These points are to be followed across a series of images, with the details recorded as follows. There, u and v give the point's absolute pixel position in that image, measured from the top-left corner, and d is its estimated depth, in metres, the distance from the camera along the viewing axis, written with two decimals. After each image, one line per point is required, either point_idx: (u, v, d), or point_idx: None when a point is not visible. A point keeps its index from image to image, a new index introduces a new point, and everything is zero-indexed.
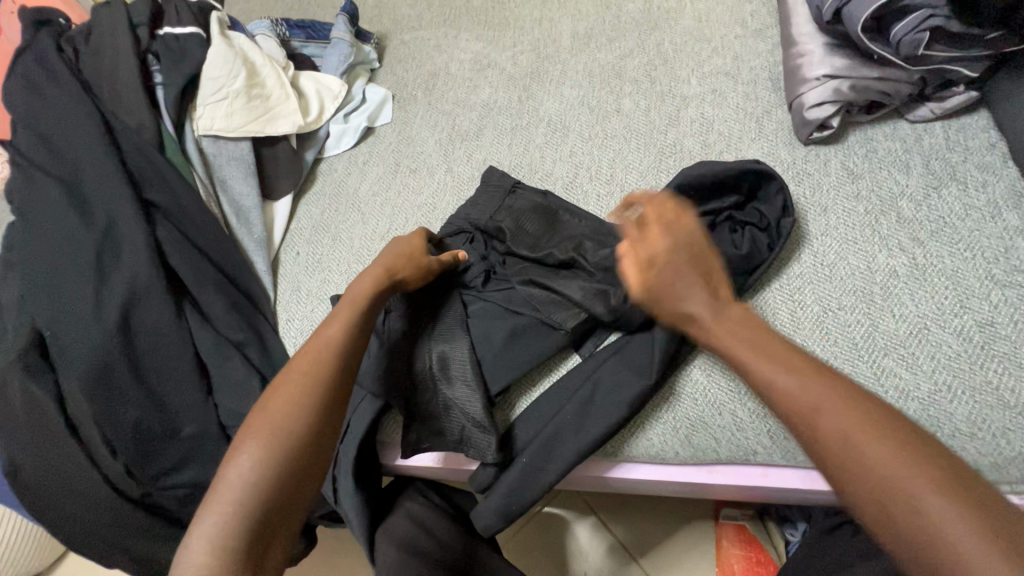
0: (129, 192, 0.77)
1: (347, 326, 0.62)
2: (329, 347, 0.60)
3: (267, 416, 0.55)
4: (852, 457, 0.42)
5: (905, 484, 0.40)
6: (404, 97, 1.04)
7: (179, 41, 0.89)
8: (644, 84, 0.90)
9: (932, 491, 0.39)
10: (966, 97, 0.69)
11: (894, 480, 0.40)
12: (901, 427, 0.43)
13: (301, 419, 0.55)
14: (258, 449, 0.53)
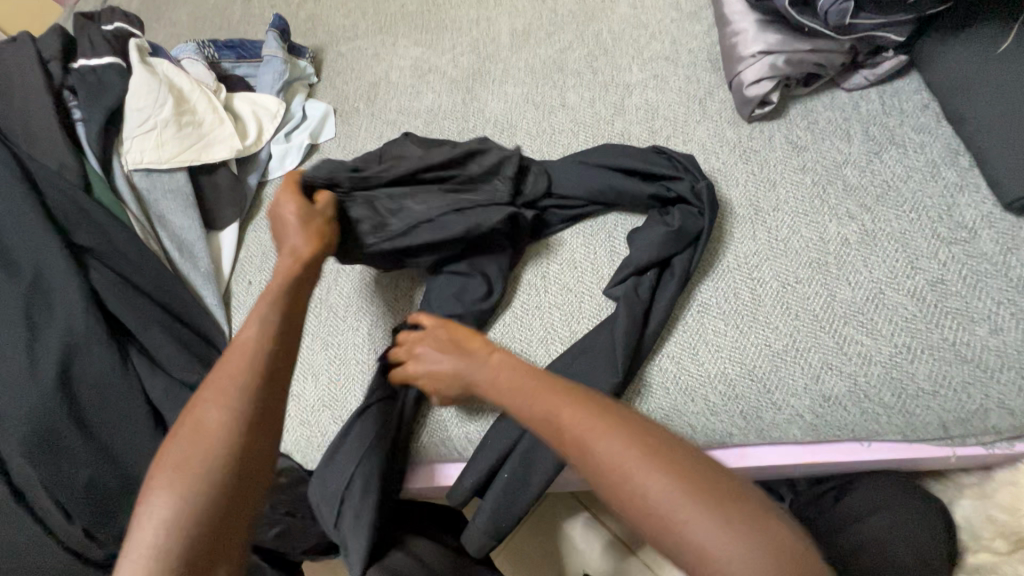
0: (55, 238, 0.73)
1: (259, 326, 0.54)
2: (244, 347, 0.52)
3: (176, 442, 0.47)
4: (667, 525, 0.40)
5: (718, 555, 0.38)
6: (346, 110, 1.01)
7: (96, 73, 0.84)
8: (586, 76, 0.89)
9: (673, 491, 0.40)
10: (896, 63, 0.70)
11: (703, 550, 0.38)
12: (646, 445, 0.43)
13: (231, 431, 0.48)
14: (179, 480, 0.45)
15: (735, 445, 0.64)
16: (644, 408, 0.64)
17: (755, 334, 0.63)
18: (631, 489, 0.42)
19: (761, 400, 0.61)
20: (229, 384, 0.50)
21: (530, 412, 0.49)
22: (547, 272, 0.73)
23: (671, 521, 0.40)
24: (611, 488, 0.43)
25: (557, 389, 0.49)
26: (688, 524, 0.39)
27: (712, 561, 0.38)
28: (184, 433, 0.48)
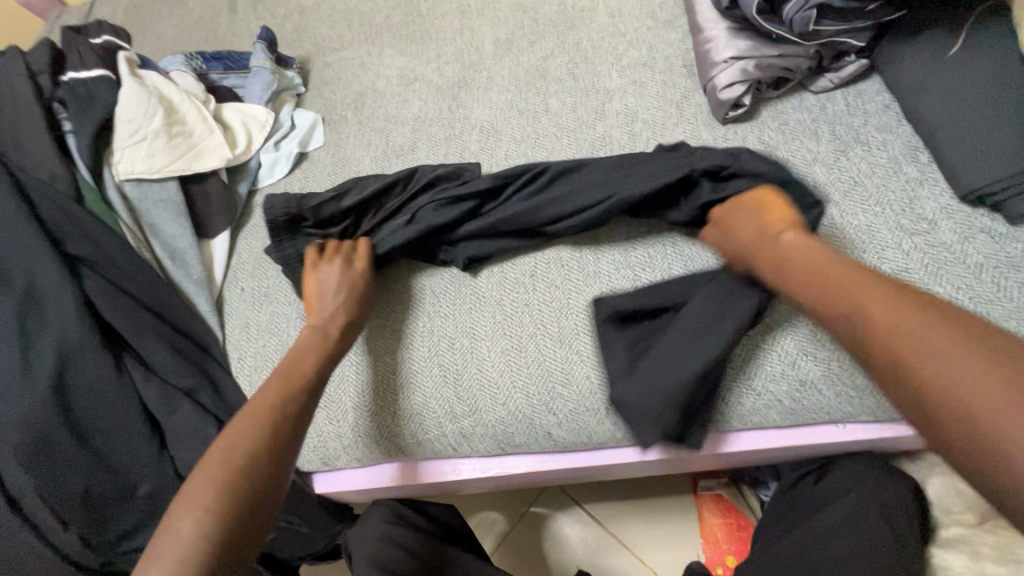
0: (48, 248, 0.73)
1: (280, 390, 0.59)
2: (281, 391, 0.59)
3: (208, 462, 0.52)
4: (906, 350, 0.42)
5: (918, 334, 0.43)
6: (335, 119, 1.03)
7: (85, 86, 0.85)
8: (568, 82, 0.92)
9: (944, 343, 0.41)
10: (857, 66, 0.75)
11: (937, 368, 0.40)
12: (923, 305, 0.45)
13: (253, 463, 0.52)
14: (197, 507, 0.49)
15: (718, 432, 0.68)
16: None
17: None
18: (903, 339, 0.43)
19: (742, 385, 0.64)
20: (253, 429, 0.55)
21: (818, 290, 0.51)
22: (573, 283, 0.73)
23: (910, 337, 0.43)
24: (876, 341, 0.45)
25: (847, 268, 0.50)
26: (930, 348, 0.41)
27: (943, 369, 0.40)
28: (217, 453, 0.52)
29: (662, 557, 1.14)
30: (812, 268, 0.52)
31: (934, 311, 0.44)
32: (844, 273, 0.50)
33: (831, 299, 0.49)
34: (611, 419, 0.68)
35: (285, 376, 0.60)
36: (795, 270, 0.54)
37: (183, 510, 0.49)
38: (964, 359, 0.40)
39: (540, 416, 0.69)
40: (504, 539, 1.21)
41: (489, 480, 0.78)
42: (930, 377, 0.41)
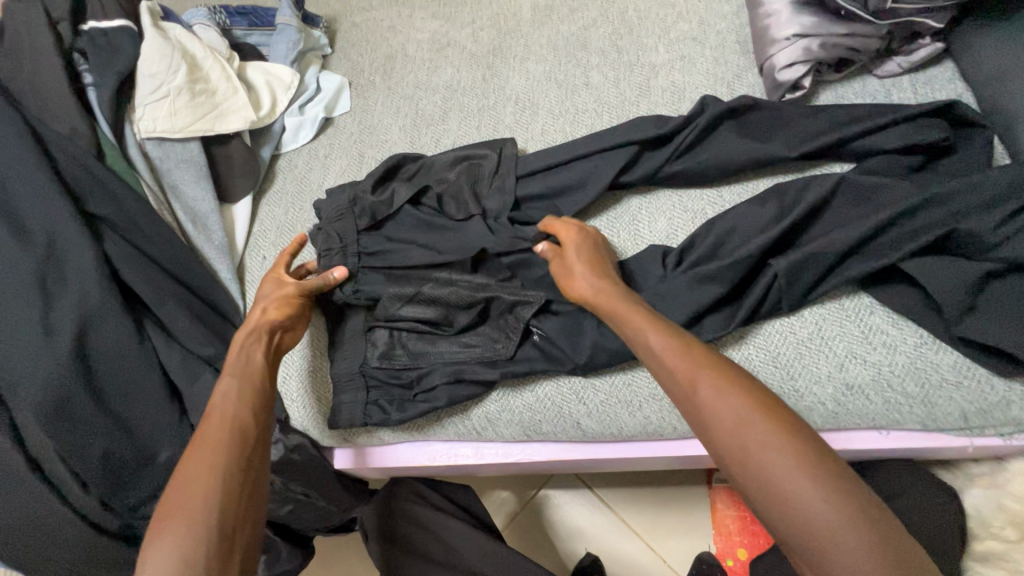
0: (68, 206, 0.71)
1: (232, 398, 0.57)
2: (219, 422, 0.54)
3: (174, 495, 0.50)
4: (796, 519, 0.42)
5: (792, 498, 0.42)
6: (362, 83, 0.98)
7: (106, 36, 0.81)
8: (610, 55, 0.87)
9: (810, 487, 0.42)
10: (932, 50, 0.69)
11: (800, 507, 0.42)
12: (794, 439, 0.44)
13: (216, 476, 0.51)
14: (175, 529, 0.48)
15: None
16: (665, 392, 0.65)
17: (780, 319, 0.63)
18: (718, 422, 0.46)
19: (785, 382, 0.61)
20: (210, 449, 0.52)
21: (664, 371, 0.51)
22: None
23: (817, 530, 0.41)
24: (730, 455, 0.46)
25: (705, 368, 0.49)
26: (793, 489, 0.42)
27: (803, 518, 0.41)
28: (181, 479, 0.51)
29: (673, 546, 1.14)
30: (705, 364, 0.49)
31: (738, 395, 0.47)
32: (694, 377, 0.48)
33: (702, 391, 0.48)
34: (643, 413, 0.65)
35: (236, 389, 0.58)
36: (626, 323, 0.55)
37: (155, 543, 0.47)
38: (782, 451, 0.43)
39: (569, 404, 0.67)
40: (512, 520, 1.21)
41: (511, 465, 0.76)
42: (807, 529, 0.41)
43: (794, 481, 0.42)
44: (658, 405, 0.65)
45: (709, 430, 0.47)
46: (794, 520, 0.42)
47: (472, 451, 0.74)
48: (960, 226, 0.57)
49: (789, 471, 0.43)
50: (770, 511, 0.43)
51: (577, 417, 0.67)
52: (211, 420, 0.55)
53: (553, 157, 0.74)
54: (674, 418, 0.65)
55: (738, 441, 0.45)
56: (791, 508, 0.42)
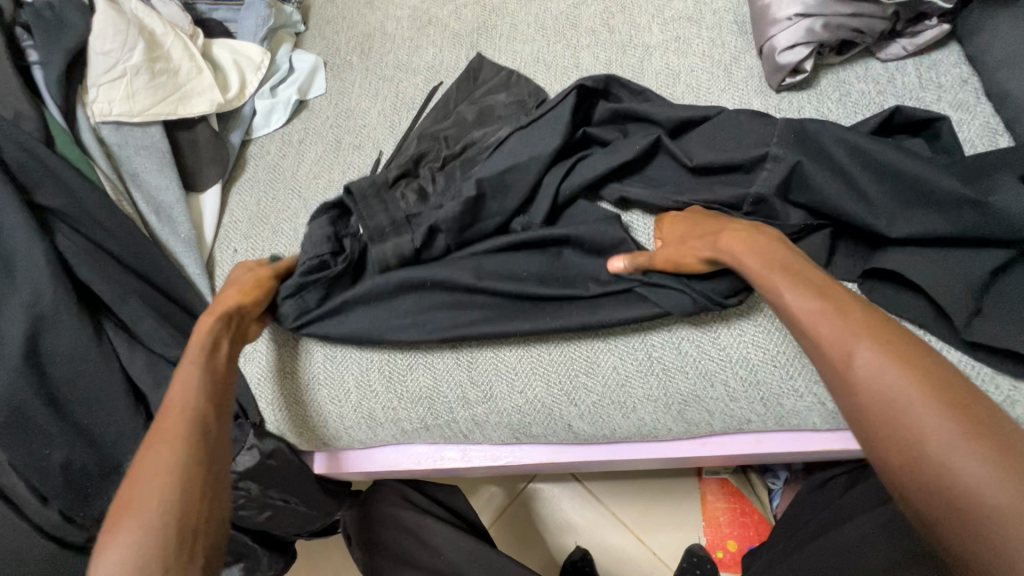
0: (15, 197, 0.64)
1: (192, 385, 0.53)
2: (179, 402, 0.51)
3: (122, 504, 0.46)
4: (959, 496, 0.37)
5: (961, 473, 0.37)
6: (338, 63, 0.93)
7: (54, 10, 0.73)
8: (602, 35, 0.82)
9: (980, 454, 0.37)
10: (937, 32, 0.66)
11: (966, 480, 0.37)
12: (960, 394, 0.40)
13: (177, 478, 0.46)
14: (127, 538, 0.43)
15: (751, 432, 0.64)
16: (660, 393, 0.62)
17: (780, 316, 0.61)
18: (847, 355, 0.43)
19: (782, 382, 0.59)
20: (169, 441, 0.49)
21: (810, 329, 0.46)
22: None
23: (970, 497, 0.37)
24: (883, 423, 0.41)
25: (857, 325, 0.44)
26: (953, 457, 0.38)
27: (969, 496, 0.37)
28: (133, 485, 0.46)
29: (662, 538, 1.13)
30: (870, 327, 0.44)
31: (891, 346, 0.42)
32: (838, 330, 0.44)
33: (853, 345, 0.43)
34: (636, 414, 0.63)
35: (199, 372, 0.54)
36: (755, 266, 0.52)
37: (109, 548, 0.43)
38: (907, 380, 0.41)
39: (560, 407, 0.64)
40: (499, 516, 1.19)
41: (500, 467, 0.73)
42: (960, 502, 0.37)
43: (934, 428, 0.39)
44: (651, 405, 0.62)
45: (860, 401, 0.42)
46: (965, 500, 0.37)
47: (461, 454, 0.71)
48: (973, 216, 0.55)
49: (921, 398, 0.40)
50: (921, 484, 0.39)
51: (568, 419, 0.64)
52: (170, 409, 0.51)
53: (512, 155, 0.68)
54: (669, 419, 0.62)
55: (847, 356, 0.43)
56: (916, 438, 0.39)
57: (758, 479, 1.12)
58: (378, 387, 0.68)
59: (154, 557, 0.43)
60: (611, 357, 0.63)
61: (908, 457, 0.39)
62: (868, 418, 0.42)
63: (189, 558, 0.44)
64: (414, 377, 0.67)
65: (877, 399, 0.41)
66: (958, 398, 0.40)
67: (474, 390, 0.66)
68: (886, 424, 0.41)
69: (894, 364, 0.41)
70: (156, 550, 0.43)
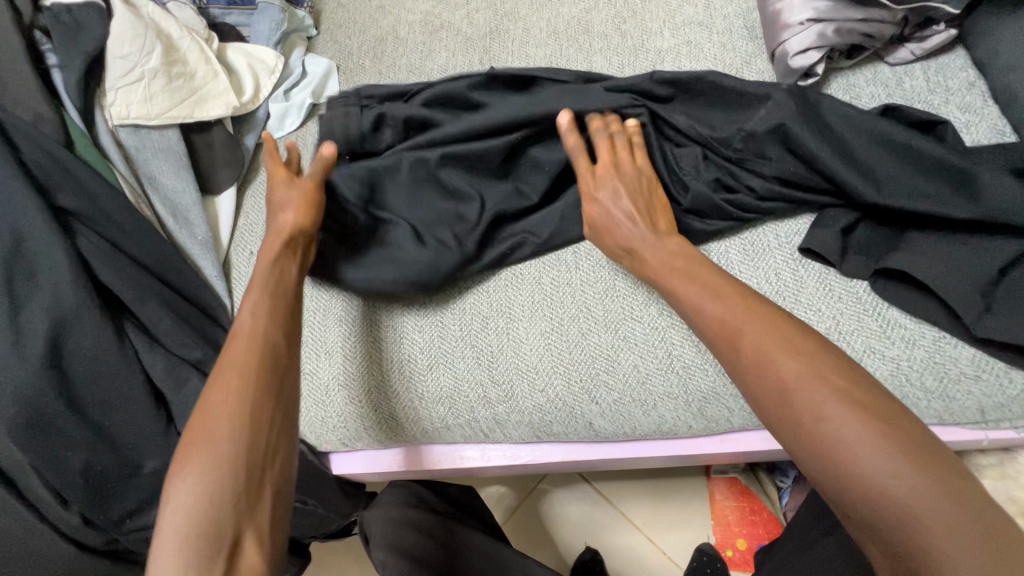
0: (36, 199, 0.64)
1: (260, 315, 0.54)
2: (246, 335, 0.53)
3: (196, 428, 0.48)
4: (878, 499, 0.39)
5: (880, 480, 0.39)
6: (351, 67, 0.93)
7: (71, 13, 0.74)
8: (614, 39, 0.84)
9: (898, 460, 0.40)
10: (945, 36, 0.68)
11: (881, 486, 0.39)
12: (873, 399, 0.43)
13: (247, 405, 0.48)
14: (202, 460, 0.45)
15: (769, 428, 0.65)
16: (681, 391, 0.63)
17: (800, 314, 0.62)
18: (774, 374, 0.46)
19: None
20: (240, 366, 0.50)
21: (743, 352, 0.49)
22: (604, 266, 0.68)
23: (889, 500, 0.39)
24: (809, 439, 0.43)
25: (783, 345, 0.47)
26: (868, 463, 0.40)
27: (887, 500, 0.39)
28: (206, 408, 0.48)
29: (672, 539, 1.14)
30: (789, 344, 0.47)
31: (808, 360, 0.46)
32: (760, 348, 0.47)
33: (774, 365, 0.46)
34: (657, 412, 0.64)
35: (266, 304, 0.55)
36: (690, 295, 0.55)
37: (183, 472, 0.45)
38: (827, 395, 0.43)
39: (581, 405, 0.64)
40: (509, 518, 1.20)
41: (519, 467, 0.74)
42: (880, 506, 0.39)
43: (855, 440, 0.41)
44: (672, 403, 0.63)
45: (788, 418, 0.45)
46: (880, 507, 0.39)
47: (481, 454, 0.71)
48: (976, 204, 0.57)
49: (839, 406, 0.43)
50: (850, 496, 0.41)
51: (590, 418, 0.65)
52: (242, 336, 0.53)
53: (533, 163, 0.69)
54: (688, 416, 0.63)
55: (775, 377, 0.46)
56: (837, 449, 0.41)
57: (766, 478, 1.13)
58: (400, 387, 0.68)
59: (227, 487, 0.45)
60: (632, 355, 0.64)
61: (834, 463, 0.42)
62: (792, 431, 0.44)
63: (260, 495, 0.46)
64: (440, 374, 0.68)
65: (801, 413, 0.44)
66: (874, 405, 0.43)
67: (497, 390, 0.66)
68: (811, 438, 0.43)
69: (816, 383, 0.44)
70: (224, 472, 0.45)
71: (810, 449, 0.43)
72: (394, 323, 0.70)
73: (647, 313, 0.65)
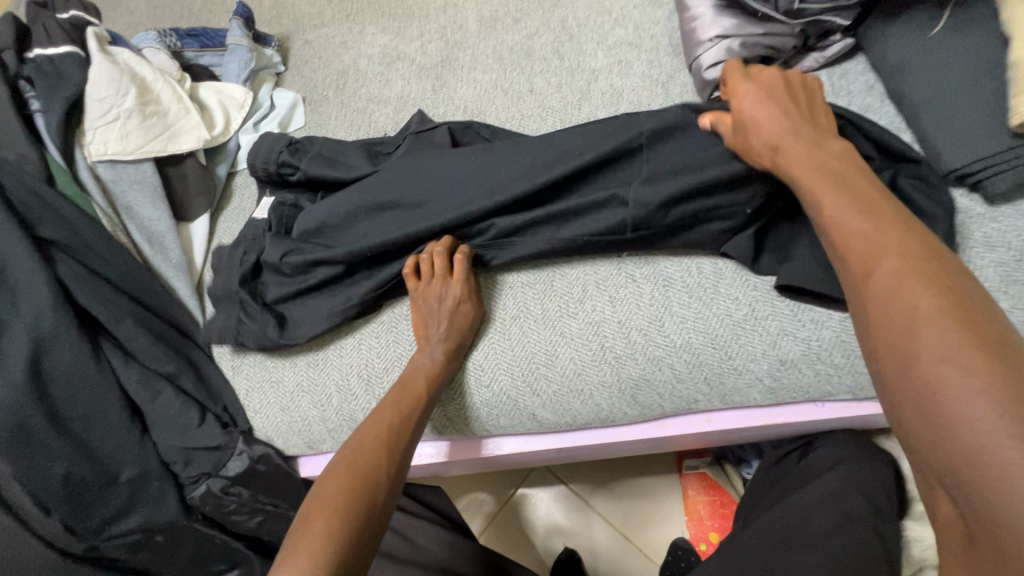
0: (18, 231, 0.70)
1: (398, 414, 0.62)
2: (380, 412, 0.63)
3: (321, 497, 0.54)
4: (962, 450, 0.35)
5: (968, 419, 0.35)
6: (315, 98, 1.01)
7: (53, 63, 0.81)
8: (553, 62, 0.91)
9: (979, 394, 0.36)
10: (843, 45, 0.74)
11: (972, 434, 0.35)
12: (982, 319, 0.39)
13: (381, 473, 0.57)
14: (326, 521, 0.51)
15: (701, 411, 0.69)
16: (614, 380, 0.67)
17: (716, 305, 0.67)
18: (907, 306, 0.41)
19: (721, 364, 0.65)
20: (384, 430, 0.60)
21: (876, 278, 0.44)
22: (541, 269, 0.74)
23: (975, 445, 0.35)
24: (914, 379, 0.39)
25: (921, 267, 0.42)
26: (952, 394, 0.37)
27: (970, 436, 0.35)
28: (337, 479, 0.55)
29: (646, 536, 1.17)
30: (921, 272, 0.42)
31: (931, 275, 0.42)
32: (897, 259, 0.44)
33: (875, 288, 0.44)
34: (593, 401, 0.68)
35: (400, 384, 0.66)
36: (846, 218, 0.48)
37: (320, 520, 0.51)
38: (949, 324, 0.39)
39: (524, 397, 0.69)
40: (489, 523, 1.23)
41: (475, 461, 0.78)
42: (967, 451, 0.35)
43: (957, 382, 0.37)
44: (607, 393, 0.68)
45: (894, 336, 0.41)
46: (963, 436, 0.36)
47: (438, 452, 0.76)
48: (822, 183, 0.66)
49: (936, 330, 0.39)
50: (931, 443, 0.37)
51: (532, 410, 0.69)
52: (377, 424, 0.61)
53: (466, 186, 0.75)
54: (624, 403, 0.68)
55: (870, 269, 0.45)
56: (930, 373, 0.38)
57: (734, 471, 1.16)
58: (357, 391, 0.74)
59: (340, 536, 0.50)
60: (569, 349, 0.69)
61: (915, 396, 0.39)
62: (895, 343, 0.41)
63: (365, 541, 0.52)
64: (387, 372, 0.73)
65: (897, 334, 0.41)
66: (979, 326, 0.39)
67: (445, 388, 0.71)
68: (908, 367, 0.40)
69: (951, 332, 0.39)
70: (359, 526, 0.52)
71: (902, 376, 0.40)
72: (351, 333, 0.76)
73: (582, 309, 0.70)
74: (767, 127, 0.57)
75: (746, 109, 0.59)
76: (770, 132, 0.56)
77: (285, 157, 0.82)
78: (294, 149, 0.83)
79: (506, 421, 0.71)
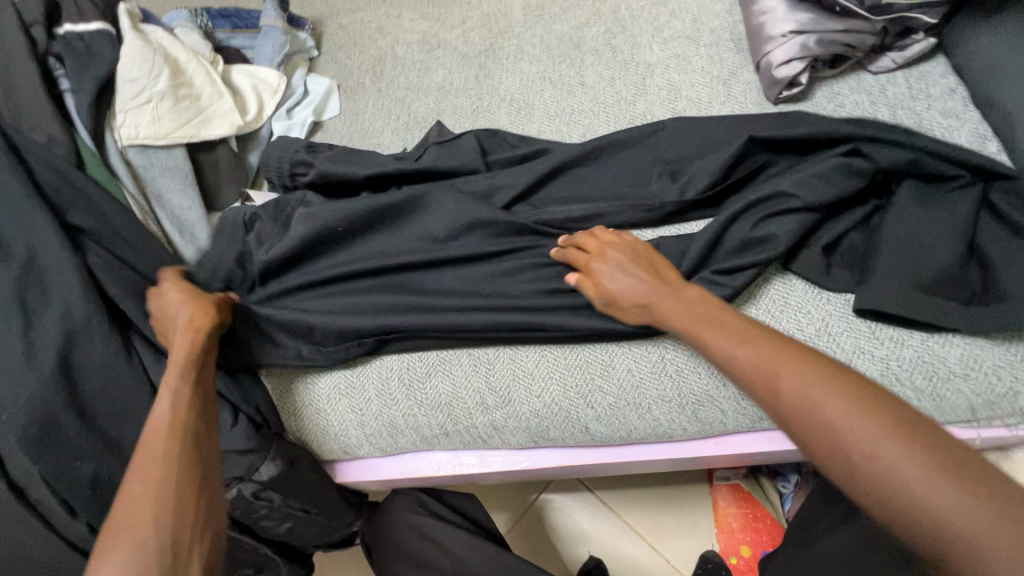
0: (47, 218, 0.67)
1: (183, 404, 0.56)
2: (165, 423, 0.54)
3: (116, 523, 0.49)
4: (889, 496, 0.39)
5: (879, 464, 0.40)
6: (351, 86, 0.97)
7: (84, 41, 0.77)
8: (605, 54, 0.86)
9: (919, 469, 0.39)
10: (925, 45, 0.70)
11: (910, 496, 0.39)
12: (868, 395, 0.43)
13: (166, 497, 0.50)
14: (128, 541, 0.47)
15: (765, 429, 0.65)
16: (675, 394, 0.64)
17: (788, 319, 0.63)
18: (810, 406, 0.44)
19: None
20: (161, 447, 0.52)
21: (733, 361, 0.50)
22: None
23: (884, 478, 0.40)
24: (820, 446, 0.43)
25: (802, 365, 0.46)
26: (900, 476, 0.39)
27: (909, 499, 0.39)
28: (137, 493, 0.50)
29: (675, 547, 1.14)
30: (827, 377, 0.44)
31: (789, 354, 0.47)
32: (760, 356, 0.48)
33: (759, 379, 0.47)
34: (650, 415, 0.65)
35: (182, 388, 0.57)
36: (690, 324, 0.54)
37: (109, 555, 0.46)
38: (839, 402, 0.43)
39: (577, 409, 0.65)
40: (511, 528, 1.20)
41: (518, 473, 0.74)
42: (913, 516, 0.38)
43: (889, 457, 0.40)
44: (667, 408, 0.64)
45: (818, 435, 0.43)
46: (891, 493, 0.39)
47: (482, 463, 0.72)
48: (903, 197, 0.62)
49: (856, 419, 0.42)
50: (860, 494, 0.41)
51: (586, 423, 0.66)
52: (155, 437, 0.53)
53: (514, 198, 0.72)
54: (684, 419, 0.64)
55: (801, 398, 0.44)
56: (862, 458, 0.41)
57: (769, 483, 1.13)
58: (399, 396, 0.70)
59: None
60: (628, 359, 0.65)
61: (842, 460, 0.42)
62: (791, 421, 0.45)
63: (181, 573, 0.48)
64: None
65: (822, 431, 0.43)
66: (866, 398, 0.43)
67: (495, 398, 0.67)
68: (815, 436, 0.43)
69: (831, 397, 0.43)
70: (142, 561, 0.46)
71: (830, 461, 0.42)
72: None
73: None
74: (625, 284, 0.60)
75: (604, 267, 0.61)
76: (637, 295, 0.59)
77: (301, 156, 0.78)
78: (311, 149, 0.79)
79: (556, 433, 0.67)
